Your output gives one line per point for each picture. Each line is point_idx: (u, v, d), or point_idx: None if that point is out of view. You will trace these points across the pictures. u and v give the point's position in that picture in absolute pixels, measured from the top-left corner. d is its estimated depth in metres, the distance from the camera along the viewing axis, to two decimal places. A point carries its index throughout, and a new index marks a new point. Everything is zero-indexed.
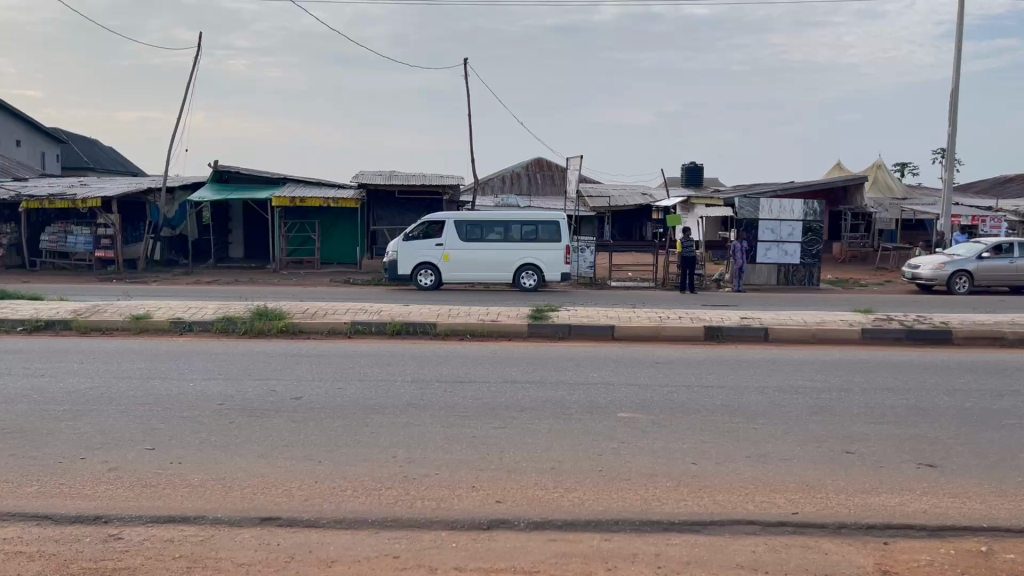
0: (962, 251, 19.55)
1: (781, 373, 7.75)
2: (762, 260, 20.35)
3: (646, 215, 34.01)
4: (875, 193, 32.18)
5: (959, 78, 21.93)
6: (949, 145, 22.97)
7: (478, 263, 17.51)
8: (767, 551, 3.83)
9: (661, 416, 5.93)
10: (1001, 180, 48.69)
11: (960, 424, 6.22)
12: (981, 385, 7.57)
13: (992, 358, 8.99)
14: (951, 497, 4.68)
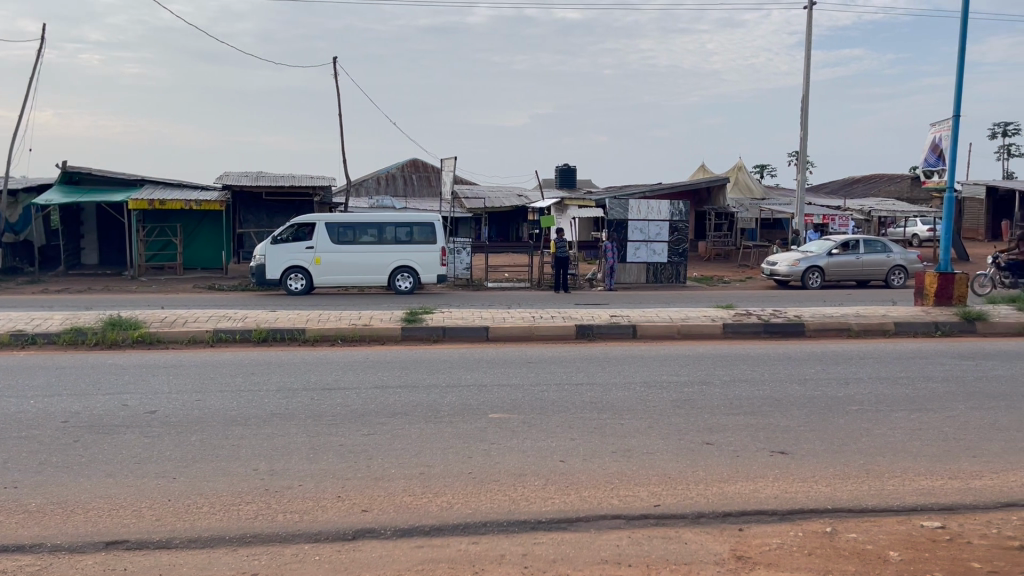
0: (814, 248, 20.81)
1: (647, 368, 8.01)
2: (632, 259, 20.98)
3: (522, 216, 34.45)
4: (735, 194, 33.84)
5: (809, 85, 23.39)
6: (801, 149, 24.44)
7: (350, 266, 17.22)
8: (630, 544, 3.93)
9: (531, 415, 6.00)
10: (848, 181, 52.27)
11: (810, 411, 6.62)
12: (829, 375, 8.07)
13: (839, 349, 9.62)
14: (800, 482, 4.97)
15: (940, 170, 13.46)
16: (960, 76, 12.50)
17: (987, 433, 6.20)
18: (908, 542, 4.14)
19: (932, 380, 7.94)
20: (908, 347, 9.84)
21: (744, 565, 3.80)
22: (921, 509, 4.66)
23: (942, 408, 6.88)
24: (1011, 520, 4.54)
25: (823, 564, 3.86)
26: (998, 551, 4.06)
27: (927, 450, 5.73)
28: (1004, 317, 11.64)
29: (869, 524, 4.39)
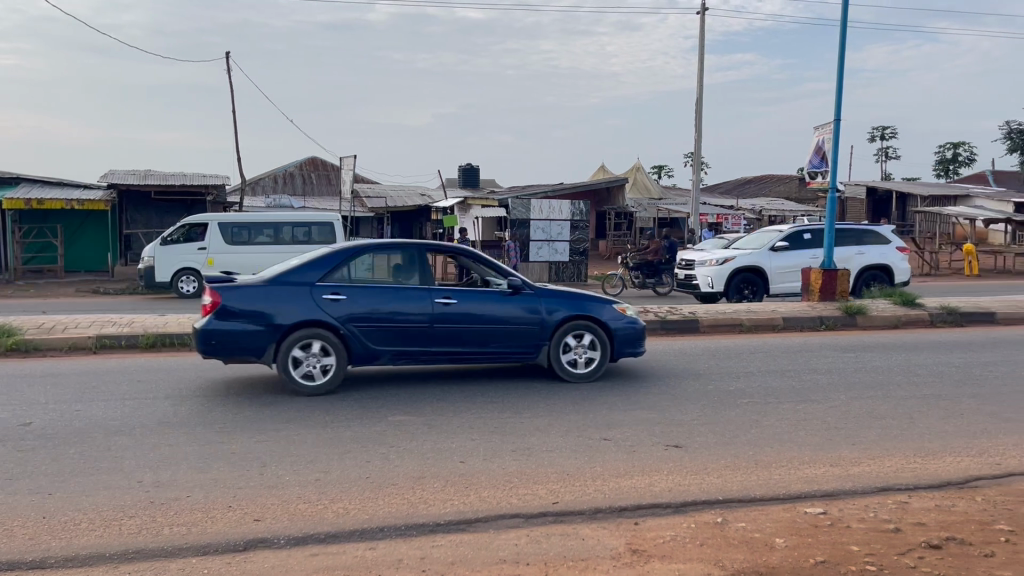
0: (709, 247, 21.50)
1: (549, 367, 8.09)
2: (535, 258, 21.15)
3: (424, 215, 34.23)
4: (634, 194, 34.61)
5: (702, 89, 24.17)
6: (696, 150, 25.21)
7: (246, 267, 16.70)
8: (529, 543, 3.96)
9: (430, 417, 5.96)
10: (740, 181, 54.29)
11: (703, 405, 6.84)
12: (721, 369, 8.35)
13: (731, 344, 9.97)
14: (693, 474, 5.12)
15: (823, 171, 14.13)
16: (840, 82, 13.16)
17: (865, 421, 6.55)
18: (793, 529, 4.33)
19: (816, 372, 8.34)
20: (795, 341, 10.29)
21: (639, 558, 3.89)
22: (805, 496, 4.87)
23: (825, 399, 7.23)
24: (887, 503, 4.81)
25: (714, 553, 3.99)
26: (874, 534, 4.29)
27: (811, 439, 6.01)
28: (882, 311, 12.33)
29: (757, 513, 4.56)
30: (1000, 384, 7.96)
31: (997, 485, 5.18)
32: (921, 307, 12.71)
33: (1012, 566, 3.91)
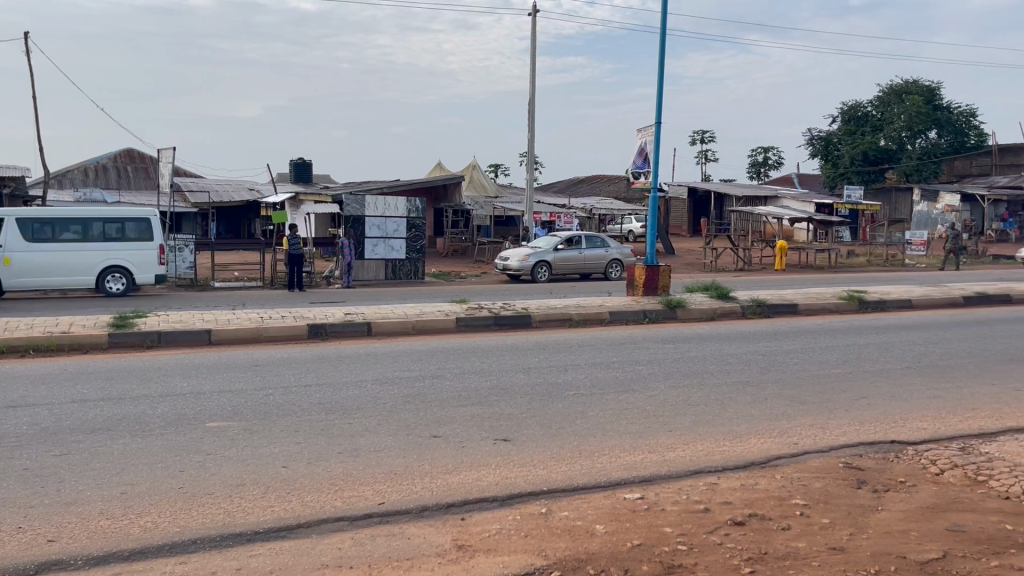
0: (542, 245, 22.00)
1: (379, 365, 7.99)
2: (370, 256, 20.84)
3: (254, 211, 32.98)
4: (470, 192, 34.85)
5: (534, 90, 24.79)
6: (529, 150, 25.81)
7: (50, 267, 15.40)
8: (352, 546, 3.90)
9: (253, 421, 5.74)
10: (572, 182, 56.04)
11: (531, 398, 6.99)
12: (550, 362, 8.59)
13: (562, 338, 10.29)
14: (520, 467, 5.22)
15: (646, 172, 14.83)
16: (660, 87, 13.90)
17: (681, 409, 6.93)
18: (612, 515, 4.50)
19: (639, 363, 8.75)
20: (621, 334, 10.74)
21: (464, 553, 3.92)
22: (624, 482, 5.10)
23: (646, 388, 7.60)
24: (698, 485, 5.11)
25: (538, 543, 4.08)
26: (686, 515, 4.55)
27: (632, 428, 6.29)
28: (700, 304, 13.12)
29: (579, 501, 4.71)
30: (800, 370, 8.68)
31: (795, 463, 5.64)
32: (734, 300, 13.64)
33: (805, 537, 4.27)
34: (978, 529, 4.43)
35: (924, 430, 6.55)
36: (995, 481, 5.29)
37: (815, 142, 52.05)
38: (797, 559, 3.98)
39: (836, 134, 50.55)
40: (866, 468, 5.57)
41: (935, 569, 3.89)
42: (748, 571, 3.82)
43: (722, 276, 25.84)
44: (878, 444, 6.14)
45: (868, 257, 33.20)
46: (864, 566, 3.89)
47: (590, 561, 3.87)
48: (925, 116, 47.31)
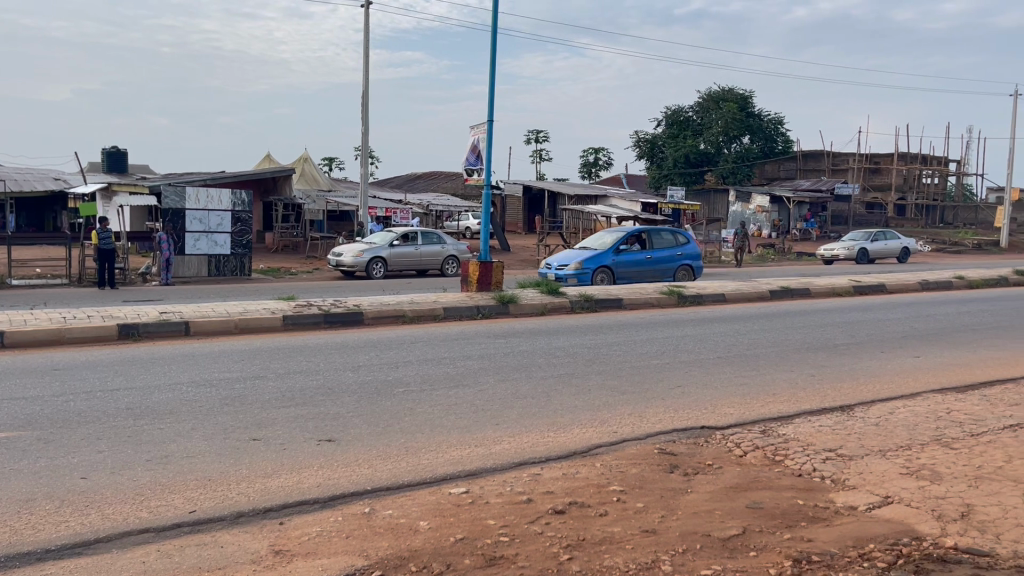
0: (376, 240, 21.74)
1: (197, 366, 7.60)
2: (191, 251, 19.80)
3: (61, 202, 30.47)
4: (302, 185, 33.85)
5: (368, 83, 24.44)
6: (364, 144, 25.41)
7: None
8: (158, 559, 3.71)
9: (50, 430, 5.31)
10: (409, 178, 55.73)
11: (359, 396, 6.90)
12: (380, 360, 8.50)
13: (393, 334, 10.23)
14: (343, 467, 5.13)
15: (478, 169, 14.98)
16: (492, 86, 14.12)
17: (509, 402, 7.06)
18: (436, 510, 4.51)
19: (469, 358, 8.83)
20: (453, 330, 10.79)
21: (281, 558, 3.80)
22: (449, 477, 5.12)
23: (475, 383, 7.69)
24: (523, 476, 5.22)
25: (360, 543, 4.02)
26: (509, 506, 4.64)
27: (459, 422, 6.34)
28: (531, 300, 13.42)
29: (404, 499, 4.69)
30: (622, 361, 9.07)
31: (614, 451, 5.88)
32: (564, 296, 14.05)
33: (620, 522, 4.46)
34: (774, 505, 4.81)
35: (731, 415, 7.03)
36: (790, 460, 5.77)
37: (641, 144, 54.61)
38: (612, 542, 4.15)
39: (661, 136, 53.28)
40: (678, 453, 5.91)
41: (735, 544, 4.18)
42: (566, 558, 3.94)
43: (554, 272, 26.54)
44: (690, 430, 6.53)
45: None
46: (673, 546, 4.12)
47: (411, 558, 3.85)
48: (740, 123, 50.96)
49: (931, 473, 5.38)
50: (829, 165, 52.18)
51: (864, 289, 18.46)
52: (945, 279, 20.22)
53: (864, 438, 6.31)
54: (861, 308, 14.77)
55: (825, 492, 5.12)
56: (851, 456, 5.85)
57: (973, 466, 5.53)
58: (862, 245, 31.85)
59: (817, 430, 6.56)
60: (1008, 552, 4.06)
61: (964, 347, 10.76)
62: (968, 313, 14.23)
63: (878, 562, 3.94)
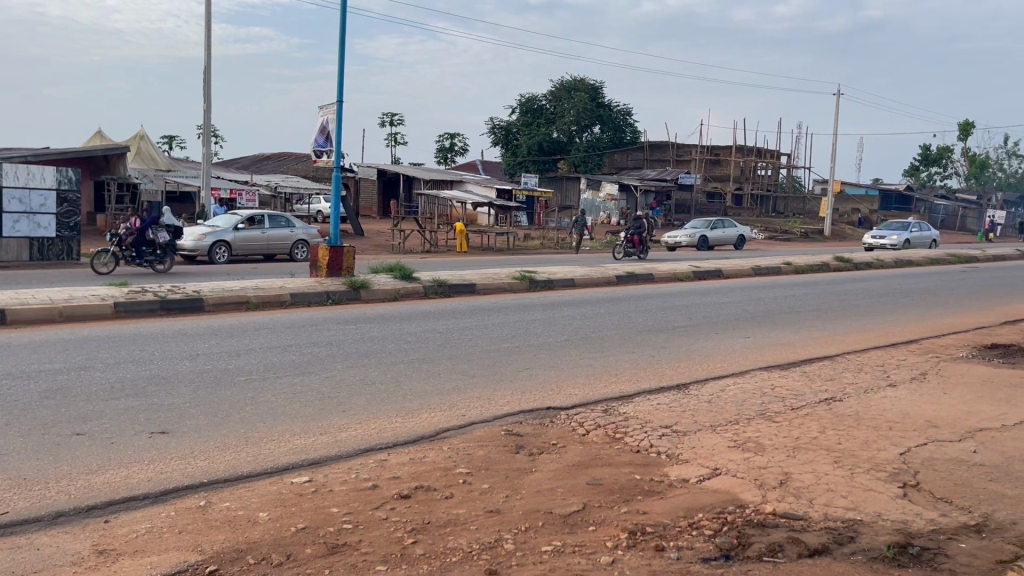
0: (220, 223, 20.82)
1: (12, 358, 7.02)
2: (9, 234, 18.25)
3: None
4: (137, 164, 31.86)
5: (210, 58, 23.30)
6: (206, 122, 24.22)
7: None
8: None
9: None
10: (258, 158, 53.69)
11: (196, 386, 6.61)
12: (220, 348, 8.16)
13: (236, 321, 9.86)
14: (177, 460, 4.90)
15: (328, 151, 14.62)
16: (341, 66, 13.82)
17: (356, 389, 6.97)
18: (277, 501, 4.40)
19: (316, 345, 8.63)
20: (299, 316, 10.53)
21: (105, 558, 3.61)
22: (291, 467, 5.00)
23: (321, 369, 7.54)
24: (368, 462, 5.18)
25: (194, 538, 3.86)
26: (353, 493, 4.59)
27: (304, 410, 6.20)
28: (383, 285, 13.29)
29: (242, 491, 4.54)
30: (472, 345, 9.16)
31: (462, 434, 5.93)
32: (416, 281, 14.00)
33: (465, 503, 4.51)
34: (613, 481, 5.01)
35: (576, 395, 7.28)
36: (628, 437, 6.02)
37: (496, 130, 55.15)
38: (457, 524, 4.19)
39: (515, 123, 53.99)
40: (524, 434, 6.04)
41: (576, 520, 4.33)
42: (410, 541, 3.94)
43: (408, 256, 26.37)
44: (536, 411, 6.69)
45: (541, 240, 35.90)
46: (516, 525, 4.21)
47: (250, 550, 3.74)
48: (591, 112, 52.42)
49: (755, 445, 5.79)
50: (674, 155, 54.60)
51: (703, 274, 19.49)
52: (775, 265, 21.68)
53: (697, 415, 6.69)
54: (699, 292, 15.59)
55: (661, 466, 5.39)
56: (685, 431, 6.18)
57: (792, 436, 6.00)
58: (701, 233, 33.55)
59: (654, 407, 6.90)
60: (818, 515, 4.42)
61: (789, 328, 11.61)
62: (795, 297, 15.33)
63: (705, 529, 4.20)
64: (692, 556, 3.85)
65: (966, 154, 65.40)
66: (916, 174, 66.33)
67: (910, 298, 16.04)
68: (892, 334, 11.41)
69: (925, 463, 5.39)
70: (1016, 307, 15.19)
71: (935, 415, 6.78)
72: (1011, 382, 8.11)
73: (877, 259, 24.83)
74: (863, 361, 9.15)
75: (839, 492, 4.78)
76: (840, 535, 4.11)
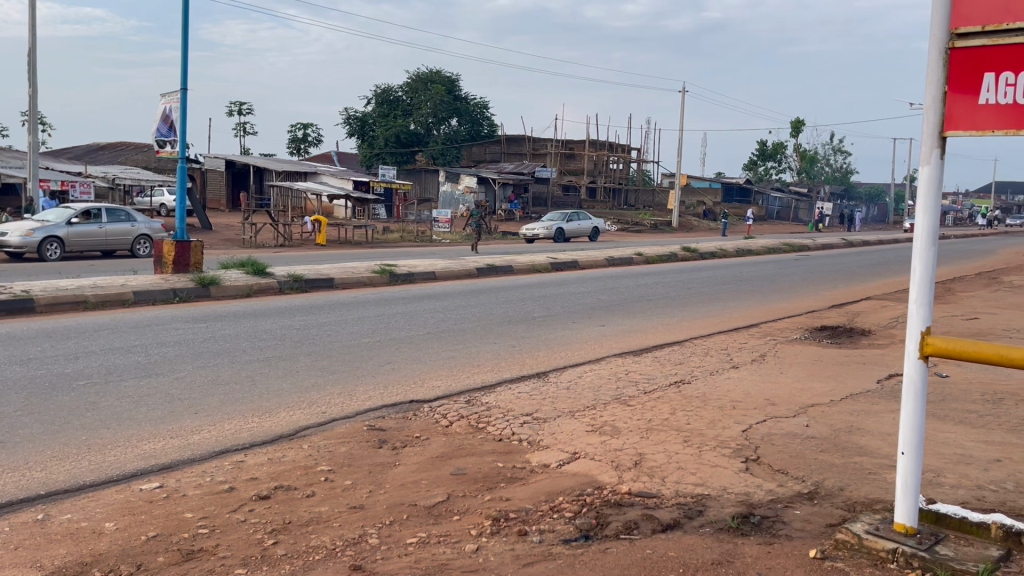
0: (50, 218, 19.37)
1: None
2: None
3: None
4: None
5: (35, 42, 21.62)
6: (32, 109, 22.43)
7: None
8: None
9: None
10: (93, 148, 50.25)
11: (28, 393, 6.14)
12: (55, 351, 7.62)
13: (73, 322, 9.22)
14: (9, 472, 4.56)
15: (171, 141, 13.90)
16: (184, 51, 13.16)
17: (209, 389, 6.70)
18: (124, 510, 4.18)
19: (164, 346, 8.21)
20: (145, 315, 10.00)
21: None
22: (139, 473, 4.75)
23: (170, 371, 7.18)
24: (223, 465, 5.00)
25: (32, 554, 3.62)
26: (209, 497, 4.42)
27: (153, 414, 5.91)
28: (235, 281, 12.79)
29: (85, 501, 4.28)
30: (331, 341, 9.00)
31: (322, 432, 5.82)
32: (270, 276, 13.58)
33: (327, 501, 4.44)
34: (475, 470, 5.08)
35: (438, 387, 7.30)
36: (491, 427, 6.11)
37: (352, 121, 54.53)
38: (319, 523, 4.13)
39: (371, 115, 53.67)
40: (386, 428, 6.00)
41: (440, 511, 4.36)
42: (270, 543, 3.85)
43: (260, 251, 25.47)
44: (398, 405, 6.65)
45: (401, 233, 35.59)
46: (380, 520, 4.20)
47: (96, 563, 3.54)
48: (447, 105, 52.75)
49: (611, 428, 6.02)
50: (530, 149, 55.50)
51: (559, 266, 19.97)
52: (626, 256, 22.52)
53: (556, 401, 6.87)
54: (556, 283, 15.96)
55: (522, 453, 5.50)
56: (545, 418, 6.34)
57: (645, 419, 6.27)
58: (558, 225, 34.34)
59: (516, 396, 7.03)
60: (670, 491, 4.66)
61: (641, 316, 12.12)
62: (646, 286, 15.97)
63: (566, 512, 4.33)
64: (555, 538, 3.97)
65: (797, 149, 70.20)
66: (753, 168, 70.49)
67: (751, 285, 17.09)
68: (733, 320, 12.12)
69: (764, 438, 5.79)
70: (842, 291, 16.51)
71: (772, 393, 7.28)
72: (838, 360, 8.83)
73: (720, 249, 26.27)
74: (709, 346, 9.69)
75: (688, 470, 5.06)
76: (690, 510, 4.35)
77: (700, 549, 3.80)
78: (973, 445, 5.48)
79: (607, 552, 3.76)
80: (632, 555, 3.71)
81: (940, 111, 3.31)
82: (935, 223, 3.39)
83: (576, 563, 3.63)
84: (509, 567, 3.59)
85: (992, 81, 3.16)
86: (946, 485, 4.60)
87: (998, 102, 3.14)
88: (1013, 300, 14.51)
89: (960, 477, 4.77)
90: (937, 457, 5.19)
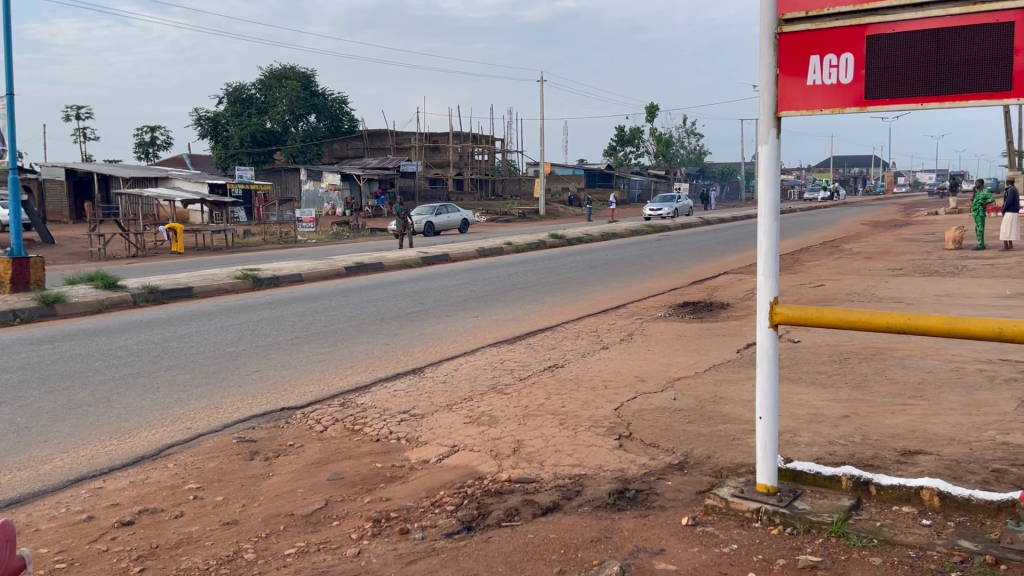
0: None
1: None
2: None
3: None
4: None
5: None
6: None
7: None
8: None
9: None
10: None
11: None
12: None
13: None
14: None
15: None
16: (8, 54, 12.20)
17: (59, 415, 6.27)
18: None
19: (5, 372, 7.61)
20: None
21: None
22: None
23: (13, 399, 6.65)
24: (80, 493, 4.69)
25: None
26: (66, 529, 4.15)
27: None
28: (82, 297, 12.00)
29: None
30: (194, 353, 8.60)
31: (188, 449, 5.56)
32: (122, 289, 12.84)
33: (198, 519, 4.26)
34: (353, 473, 4.99)
35: (310, 392, 7.12)
36: (367, 428, 6.02)
37: (204, 122, 52.33)
38: (189, 543, 3.94)
39: (224, 115, 51.71)
40: (257, 439, 5.79)
41: (318, 518, 4.26)
42: (137, 569, 3.66)
43: (111, 264, 24.02)
44: (269, 414, 6.44)
45: (263, 236, 34.41)
46: (255, 533, 4.06)
47: None
48: (303, 101, 51.61)
49: (489, 418, 6.06)
50: (394, 144, 54.00)
51: (429, 260, 19.86)
52: (496, 246, 22.65)
53: (432, 396, 6.85)
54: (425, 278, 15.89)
55: (400, 452, 5.45)
56: (422, 414, 6.31)
57: (522, 406, 6.35)
58: (427, 219, 34.17)
59: (392, 395, 6.96)
60: (549, 474, 4.75)
61: (513, 305, 12.26)
62: (516, 274, 16.13)
63: (447, 506, 4.33)
64: (436, 533, 3.95)
65: (653, 134, 72.68)
66: (614, 153, 72.38)
67: (618, 267, 17.61)
68: (601, 302, 12.46)
69: (635, 415, 5.98)
70: (702, 268, 17.29)
71: (641, 370, 7.53)
72: (700, 335, 9.23)
73: (586, 234, 26.94)
74: (580, 329, 9.90)
75: (565, 452, 5.16)
76: (568, 491, 4.45)
77: (579, 528, 3.89)
78: (824, 404, 5.87)
79: (489, 541, 3.79)
80: (514, 542, 3.75)
81: (773, 93, 3.49)
82: (774, 200, 3.59)
83: (459, 556, 3.63)
84: (392, 567, 3.55)
85: (817, 63, 3.38)
86: (801, 444, 4.91)
87: (824, 82, 3.37)
88: (853, 266, 15.59)
89: (813, 435, 5.10)
90: (792, 417, 5.52)
